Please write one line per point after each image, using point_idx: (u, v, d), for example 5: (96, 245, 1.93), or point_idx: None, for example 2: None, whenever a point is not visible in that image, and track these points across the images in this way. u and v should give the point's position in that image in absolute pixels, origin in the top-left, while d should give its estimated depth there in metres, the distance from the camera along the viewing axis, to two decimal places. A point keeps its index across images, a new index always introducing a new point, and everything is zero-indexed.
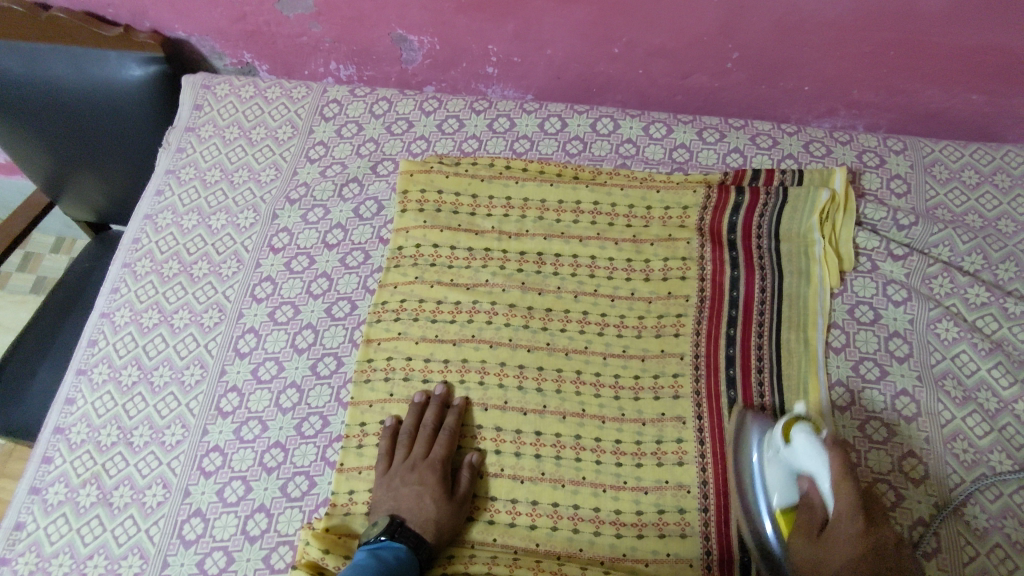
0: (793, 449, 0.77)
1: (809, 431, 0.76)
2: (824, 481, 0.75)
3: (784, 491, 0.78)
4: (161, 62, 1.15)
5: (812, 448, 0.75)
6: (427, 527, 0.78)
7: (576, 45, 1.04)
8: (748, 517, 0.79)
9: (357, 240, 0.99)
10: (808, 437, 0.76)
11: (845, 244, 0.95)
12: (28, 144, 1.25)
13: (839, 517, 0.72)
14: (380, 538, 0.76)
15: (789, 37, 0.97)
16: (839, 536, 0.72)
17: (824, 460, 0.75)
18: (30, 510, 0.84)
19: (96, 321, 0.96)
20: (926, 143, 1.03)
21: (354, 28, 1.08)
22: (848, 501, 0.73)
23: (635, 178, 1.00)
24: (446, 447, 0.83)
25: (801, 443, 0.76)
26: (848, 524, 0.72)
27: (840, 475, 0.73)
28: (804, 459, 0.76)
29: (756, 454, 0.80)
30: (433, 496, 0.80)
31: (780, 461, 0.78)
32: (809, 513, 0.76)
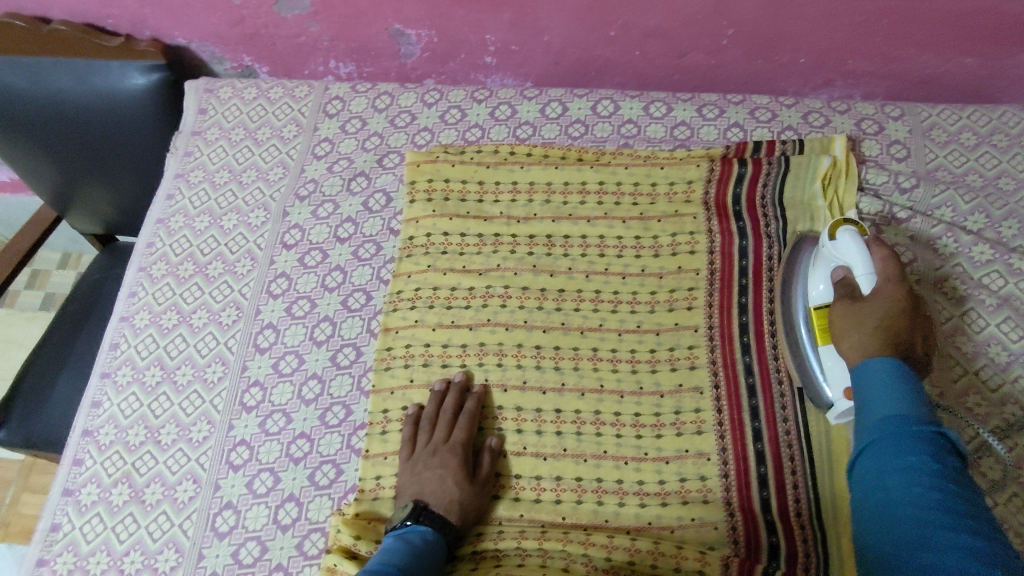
0: (835, 244, 0.82)
1: (854, 231, 0.81)
2: (859, 265, 0.79)
3: (824, 284, 0.83)
4: (162, 70, 1.16)
5: (854, 243, 0.80)
6: (450, 509, 0.80)
7: (573, 30, 1.06)
8: (794, 348, 0.86)
9: (369, 232, 1.01)
10: (854, 233, 0.80)
11: (849, 210, 0.96)
12: (36, 158, 1.26)
13: (874, 301, 0.77)
14: (406, 523, 0.78)
15: (782, 11, 0.98)
16: (875, 301, 0.77)
17: (863, 252, 0.79)
18: (65, 511, 0.86)
19: (116, 325, 0.98)
20: (922, 108, 1.04)
21: (352, 25, 1.10)
22: (895, 292, 0.77)
23: (638, 156, 1.01)
24: (466, 430, 0.85)
25: (845, 240, 0.81)
26: (882, 304, 0.76)
27: (886, 275, 0.78)
28: (846, 252, 0.80)
29: (801, 294, 0.87)
30: (455, 478, 0.81)
31: (825, 258, 0.84)
32: (846, 287, 0.80)
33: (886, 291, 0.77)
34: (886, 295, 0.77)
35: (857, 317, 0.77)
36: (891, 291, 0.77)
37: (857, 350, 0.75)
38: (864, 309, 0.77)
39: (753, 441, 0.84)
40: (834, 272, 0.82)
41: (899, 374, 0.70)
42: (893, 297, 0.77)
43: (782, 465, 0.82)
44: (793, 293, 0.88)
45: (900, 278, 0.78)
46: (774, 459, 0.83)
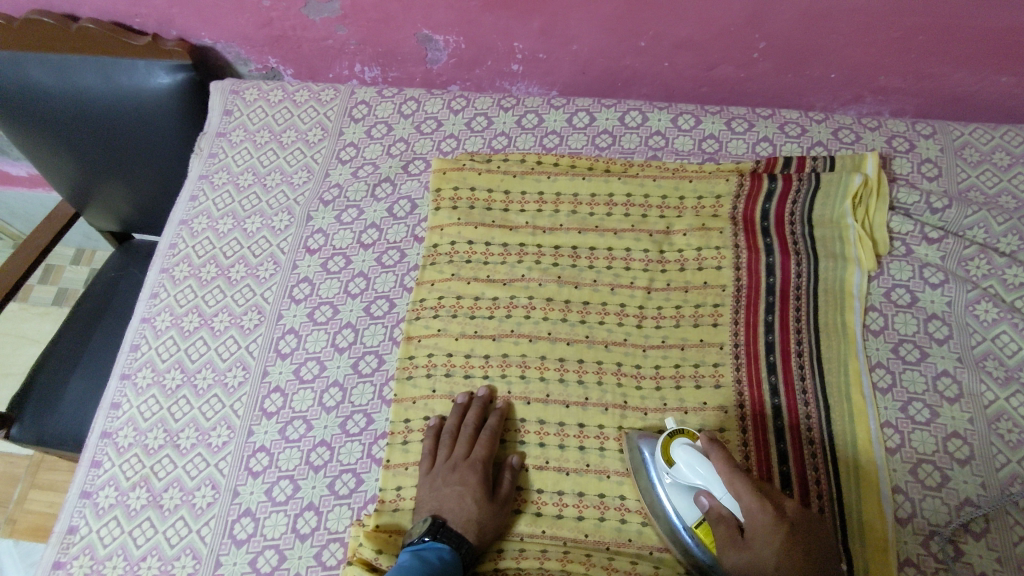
0: (676, 466, 0.77)
1: (688, 443, 0.77)
2: (716, 487, 0.74)
3: (690, 508, 0.77)
4: (188, 69, 1.15)
5: (694, 458, 0.76)
6: (469, 527, 0.78)
7: (602, 40, 1.05)
8: (664, 524, 0.78)
9: (393, 239, 1.00)
10: (688, 454, 0.76)
11: (878, 229, 0.95)
12: (58, 155, 1.27)
13: (758, 543, 0.69)
14: (423, 539, 0.76)
15: (816, 25, 0.97)
16: (759, 540, 0.69)
17: (706, 466, 0.75)
18: (82, 514, 0.85)
19: (137, 326, 0.97)
20: (955, 126, 1.03)
21: (380, 29, 1.09)
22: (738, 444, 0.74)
23: (666, 169, 1.00)
24: (487, 447, 0.83)
25: (683, 458, 0.76)
26: (764, 546, 0.69)
27: (755, 508, 0.70)
28: (691, 471, 0.75)
29: (646, 455, 0.82)
30: (474, 496, 0.80)
31: (677, 485, 0.77)
32: (725, 523, 0.72)
33: (756, 516, 0.70)
34: (759, 524, 0.70)
35: (751, 563, 0.69)
36: (762, 513, 0.70)
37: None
38: (751, 552, 0.70)
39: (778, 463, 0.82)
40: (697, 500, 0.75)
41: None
42: (763, 519, 0.70)
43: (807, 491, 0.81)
44: (636, 453, 0.83)
45: (766, 501, 0.70)
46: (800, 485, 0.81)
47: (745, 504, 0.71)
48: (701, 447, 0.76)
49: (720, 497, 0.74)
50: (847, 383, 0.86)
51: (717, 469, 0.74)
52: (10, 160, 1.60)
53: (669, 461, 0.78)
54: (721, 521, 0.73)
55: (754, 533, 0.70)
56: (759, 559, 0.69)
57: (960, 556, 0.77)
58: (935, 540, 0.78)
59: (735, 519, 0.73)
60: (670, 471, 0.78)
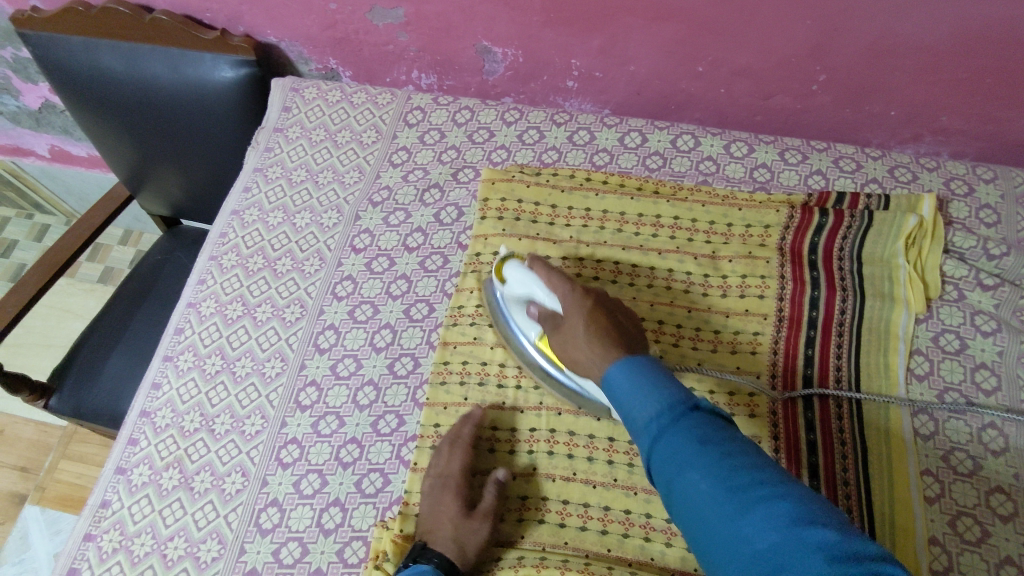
0: (507, 280, 0.86)
1: (517, 262, 0.86)
2: (538, 292, 0.82)
3: (532, 325, 0.86)
4: (251, 65, 1.18)
5: (520, 273, 0.84)
6: (450, 545, 0.77)
7: (661, 62, 1.05)
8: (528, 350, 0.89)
9: (436, 244, 1.01)
10: (514, 266, 0.85)
11: (930, 271, 0.93)
12: (119, 138, 1.31)
13: (570, 314, 0.77)
14: (407, 564, 0.75)
15: (881, 61, 0.96)
16: (571, 321, 0.76)
17: (533, 278, 0.83)
18: (116, 489, 0.87)
19: (183, 310, 1.00)
20: (1017, 173, 1.01)
21: (441, 38, 1.11)
22: (578, 302, 0.77)
23: (716, 195, 0.99)
24: (462, 461, 0.82)
25: (512, 275, 0.85)
26: (579, 317, 0.76)
27: (569, 300, 0.78)
28: (519, 284, 0.84)
29: (501, 294, 0.90)
30: (450, 512, 0.79)
31: (514, 300, 0.87)
32: (547, 321, 0.80)
33: (576, 303, 0.77)
34: (575, 306, 0.77)
35: (568, 340, 0.76)
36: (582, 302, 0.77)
37: (577, 345, 0.74)
38: (568, 329, 0.76)
39: None
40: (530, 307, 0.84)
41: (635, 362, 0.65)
42: (570, 306, 0.77)
43: None
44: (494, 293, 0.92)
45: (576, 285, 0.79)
46: None
47: (561, 295, 0.79)
48: (528, 263, 0.85)
49: (543, 303, 0.82)
50: (887, 426, 0.84)
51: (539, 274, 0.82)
52: (73, 141, 1.66)
53: (502, 278, 0.87)
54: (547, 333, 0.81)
55: (566, 321, 0.77)
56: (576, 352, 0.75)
57: None
58: None
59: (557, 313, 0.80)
60: (507, 288, 0.87)
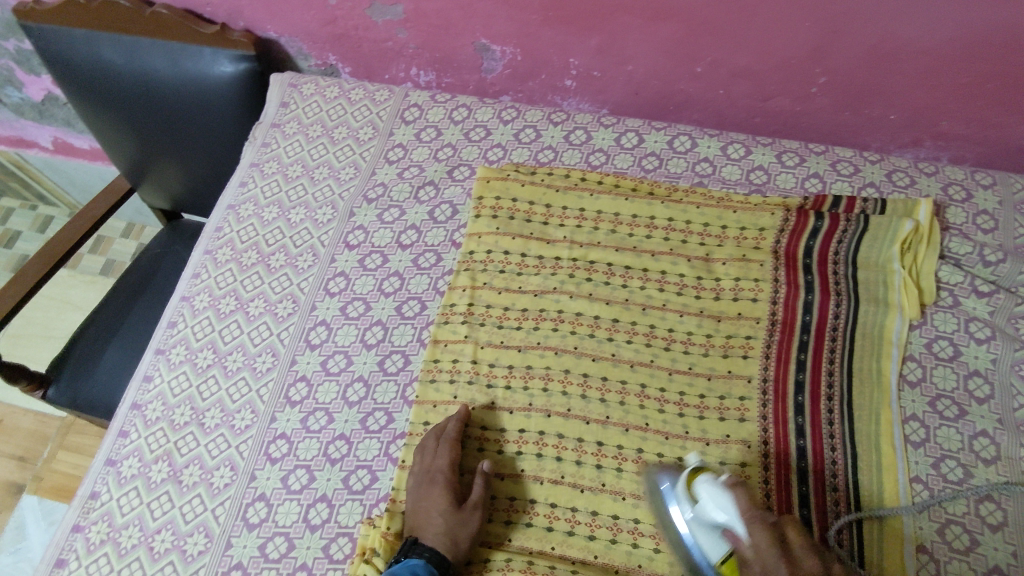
0: (699, 502, 0.74)
1: (710, 480, 0.74)
2: (724, 516, 0.71)
3: (715, 543, 0.72)
4: (251, 60, 1.19)
5: (715, 493, 0.72)
6: (440, 539, 0.77)
7: (659, 62, 1.05)
8: (682, 552, 0.77)
9: (430, 241, 1.01)
10: (712, 489, 0.73)
11: (925, 277, 0.92)
12: (119, 131, 1.31)
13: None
14: (398, 560, 0.76)
15: (880, 64, 0.95)
16: (761, 545, 0.67)
17: (730, 499, 0.71)
18: (105, 481, 0.88)
19: (177, 304, 1.00)
20: (1016, 179, 1.00)
21: (439, 36, 1.11)
22: (756, 533, 0.68)
23: (711, 197, 0.99)
24: (447, 456, 0.82)
25: (704, 494, 0.73)
26: (771, 554, 0.66)
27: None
28: (711, 504, 0.72)
29: (670, 498, 0.78)
30: (439, 507, 0.78)
31: (693, 523, 0.74)
32: (740, 567, 0.68)
33: (755, 565, 0.67)
34: (761, 550, 0.67)
35: None
36: (762, 554, 0.67)
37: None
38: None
39: (798, 506, 0.80)
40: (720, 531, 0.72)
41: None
42: (769, 542, 0.67)
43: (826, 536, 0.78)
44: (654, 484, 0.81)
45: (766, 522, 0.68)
46: (820, 529, 0.79)
47: (752, 530, 0.68)
48: (723, 481, 0.73)
49: (739, 536, 0.70)
50: (877, 433, 0.83)
51: (740, 507, 0.70)
52: (75, 132, 1.67)
53: (690, 494, 0.75)
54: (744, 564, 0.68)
55: (757, 548, 0.67)
56: (771, 564, 0.66)
57: None
58: None
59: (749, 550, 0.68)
60: (693, 507, 0.74)
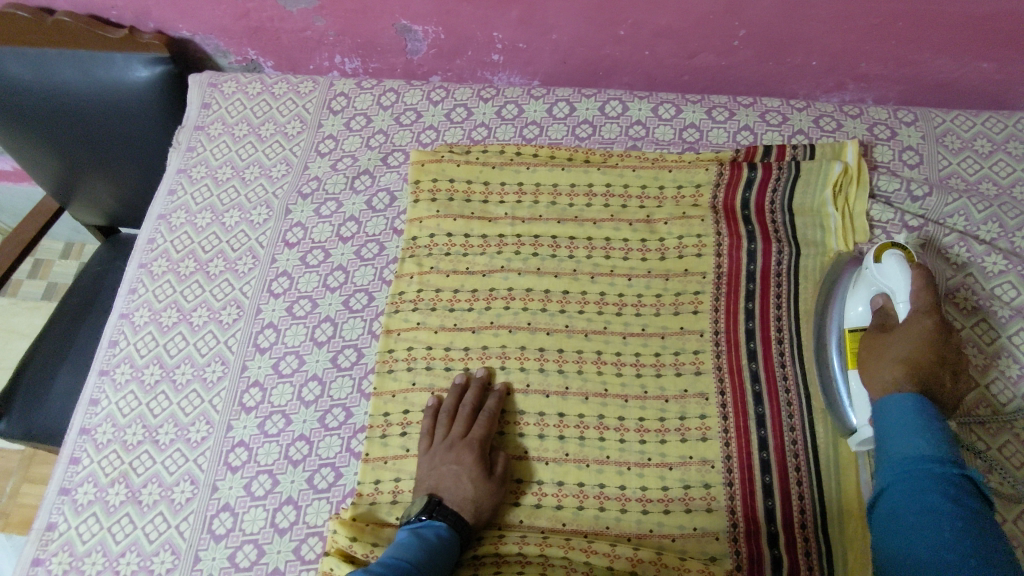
0: (880, 266, 0.80)
1: (901, 257, 0.78)
2: (901, 292, 0.77)
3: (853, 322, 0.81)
4: (166, 63, 1.14)
5: (899, 269, 0.77)
6: (465, 505, 0.79)
7: (582, 29, 1.04)
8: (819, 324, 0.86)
9: (372, 231, 0.99)
10: (898, 259, 0.78)
11: (859, 217, 0.95)
12: (39, 150, 1.26)
13: (903, 332, 0.75)
14: (421, 517, 0.77)
15: (796, 12, 0.96)
16: (908, 327, 0.75)
17: (905, 277, 0.77)
18: (61, 510, 0.85)
19: (115, 322, 0.97)
20: (937, 113, 1.02)
21: (358, 20, 1.08)
22: (919, 325, 0.74)
23: (646, 159, 0.99)
24: (485, 426, 0.83)
25: (891, 263, 0.78)
26: (916, 330, 0.74)
27: (935, 311, 0.76)
28: (889, 275, 0.78)
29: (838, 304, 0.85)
30: (471, 476, 0.80)
31: (868, 282, 0.81)
32: (880, 318, 0.79)
33: (916, 320, 0.75)
34: (915, 325, 0.75)
35: (884, 356, 0.75)
36: (924, 320, 0.75)
37: (880, 368, 0.75)
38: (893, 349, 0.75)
39: (758, 450, 0.83)
40: (874, 299, 0.80)
41: (920, 409, 0.70)
42: (929, 309, 0.75)
43: (787, 476, 0.81)
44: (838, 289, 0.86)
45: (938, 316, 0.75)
46: (779, 468, 0.81)
47: (917, 315, 0.76)
48: (910, 266, 0.77)
49: (899, 305, 0.77)
50: None
51: (915, 280, 0.76)
52: None
53: (875, 255, 0.81)
54: (886, 321, 0.78)
55: (905, 326, 0.75)
56: (891, 348, 0.75)
57: None
58: None
59: (925, 318, 0.75)
60: (873, 266, 0.80)
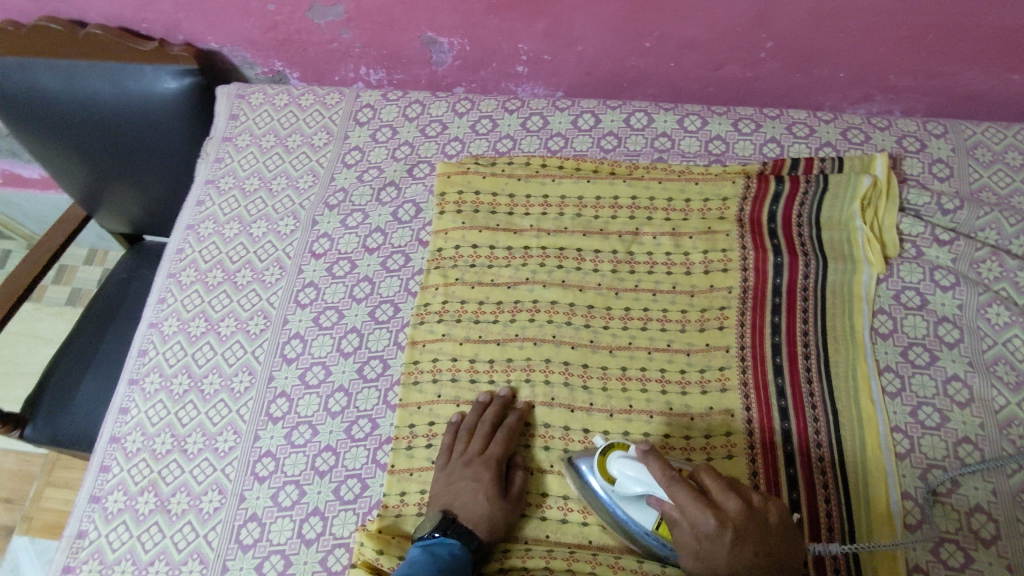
0: (619, 481, 0.75)
1: (624, 458, 0.75)
2: (659, 493, 0.72)
3: (646, 516, 0.75)
4: (195, 74, 1.16)
5: (631, 474, 0.74)
6: (480, 522, 0.78)
7: (607, 40, 1.04)
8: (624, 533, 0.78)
9: (397, 243, 1.00)
10: (625, 462, 0.75)
11: (888, 231, 0.94)
12: (68, 160, 1.28)
13: (712, 547, 0.69)
14: (434, 534, 0.77)
15: (824, 24, 0.96)
16: (713, 547, 0.69)
17: (648, 477, 0.72)
18: (91, 518, 0.86)
19: (145, 331, 0.98)
20: (967, 126, 1.01)
21: (384, 32, 1.09)
22: (711, 521, 0.68)
23: (672, 171, 0.99)
24: (504, 445, 0.83)
25: (620, 474, 0.75)
26: (722, 548, 0.69)
27: (695, 511, 0.69)
28: (633, 482, 0.74)
29: (593, 478, 0.79)
30: (488, 493, 0.80)
31: (624, 498, 0.76)
32: (682, 531, 0.71)
33: (706, 531, 0.69)
34: (704, 523, 0.68)
35: (713, 565, 0.70)
36: (708, 520, 0.68)
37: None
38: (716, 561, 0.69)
39: (785, 466, 0.81)
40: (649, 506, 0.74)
41: None
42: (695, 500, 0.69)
43: (815, 494, 0.80)
44: (581, 478, 0.81)
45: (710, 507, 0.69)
46: (806, 486, 0.80)
47: (691, 514, 0.69)
48: (636, 455, 0.74)
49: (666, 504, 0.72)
50: (855, 387, 0.85)
51: (654, 474, 0.71)
52: (23, 163, 1.62)
53: (608, 478, 0.76)
54: (680, 528, 0.71)
55: (703, 535, 0.69)
56: (720, 558, 0.69)
57: (970, 564, 0.76)
58: (945, 548, 0.77)
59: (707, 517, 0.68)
60: (615, 487, 0.77)
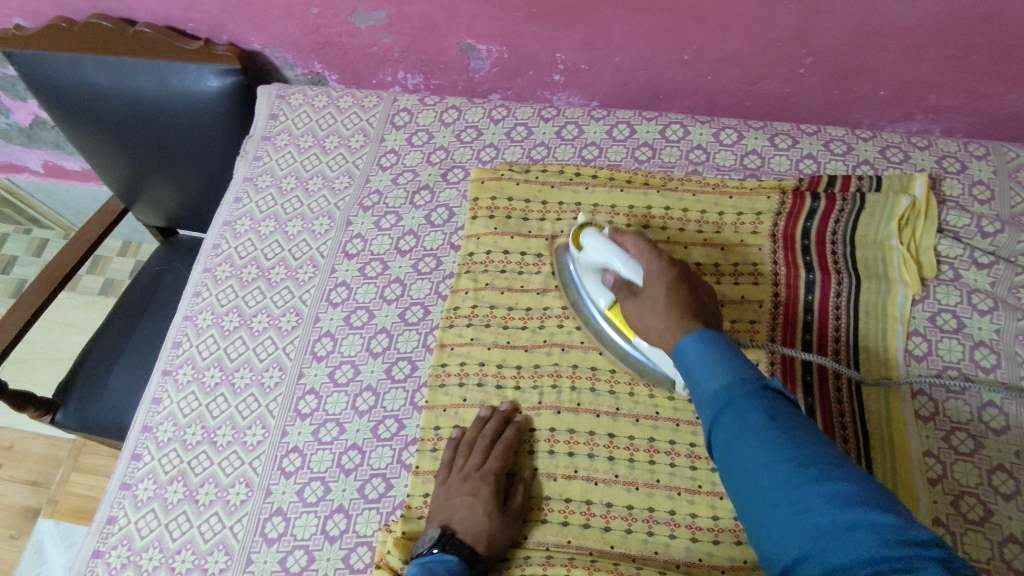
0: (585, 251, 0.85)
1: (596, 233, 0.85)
2: (617, 261, 0.81)
3: (603, 292, 0.87)
4: (237, 73, 1.18)
5: (598, 244, 0.83)
6: (480, 537, 0.77)
7: (645, 52, 1.04)
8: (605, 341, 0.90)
9: (429, 245, 1.01)
10: (592, 236, 0.85)
11: (925, 251, 0.92)
12: (110, 153, 1.31)
13: (650, 292, 0.76)
14: (431, 550, 0.75)
15: (866, 41, 0.95)
16: (651, 294, 0.76)
17: (611, 249, 0.82)
18: (121, 505, 0.88)
19: (180, 323, 1.00)
20: (1010, 148, 1.00)
21: (424, 38, 1.11)
22: (658, 282, 0.76)
23: (707, 184, 0.99)
24: (502, 459, 0.83)
25: (589, 244, 0.84)
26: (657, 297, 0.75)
27: (653, 271, 0.78)
28: (597, 252, 0.83)
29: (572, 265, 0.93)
30: (486, 507, 0.79)
31: (588, 268, 0.87)
32: (626, 289, 0.80)
33: (650, 271, 0.78)
34: (652, 277, 0.77)
35: (646, 309, 0.76)
36: (654, 268, 0.78)
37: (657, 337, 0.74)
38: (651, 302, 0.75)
39: None
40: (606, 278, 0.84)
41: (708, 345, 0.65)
42: (657, 269, 0.78)
43: None
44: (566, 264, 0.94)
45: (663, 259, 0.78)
46: None
47: (644, 265, 0.79)
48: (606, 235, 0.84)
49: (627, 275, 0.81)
50: (887, 409, 0.84)
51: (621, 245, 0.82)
52: (65, 155, 1.66)
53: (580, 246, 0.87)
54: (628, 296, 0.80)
55: (646, 284, 0.78)
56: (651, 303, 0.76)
57: None
58: None
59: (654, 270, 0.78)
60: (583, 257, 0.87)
